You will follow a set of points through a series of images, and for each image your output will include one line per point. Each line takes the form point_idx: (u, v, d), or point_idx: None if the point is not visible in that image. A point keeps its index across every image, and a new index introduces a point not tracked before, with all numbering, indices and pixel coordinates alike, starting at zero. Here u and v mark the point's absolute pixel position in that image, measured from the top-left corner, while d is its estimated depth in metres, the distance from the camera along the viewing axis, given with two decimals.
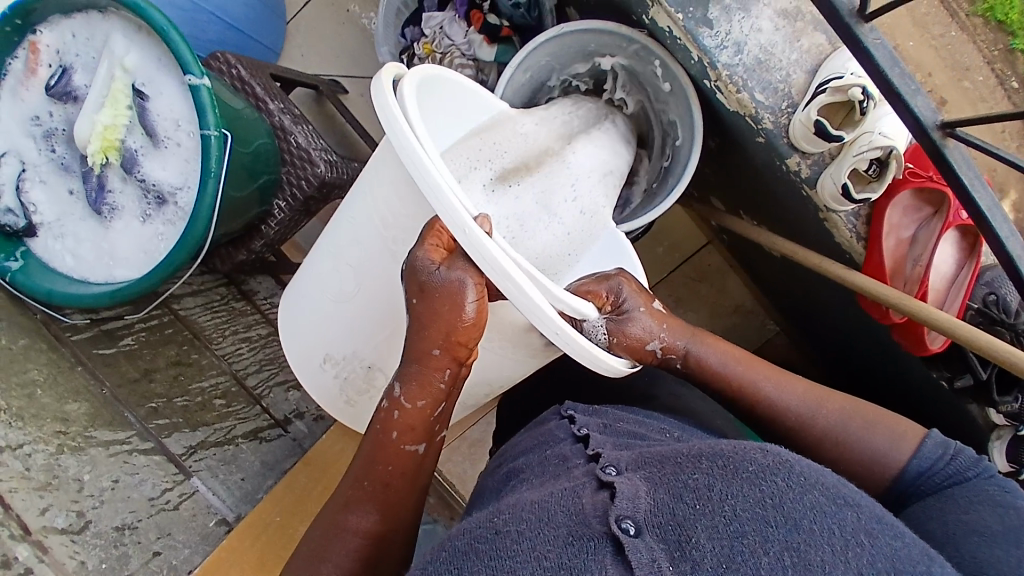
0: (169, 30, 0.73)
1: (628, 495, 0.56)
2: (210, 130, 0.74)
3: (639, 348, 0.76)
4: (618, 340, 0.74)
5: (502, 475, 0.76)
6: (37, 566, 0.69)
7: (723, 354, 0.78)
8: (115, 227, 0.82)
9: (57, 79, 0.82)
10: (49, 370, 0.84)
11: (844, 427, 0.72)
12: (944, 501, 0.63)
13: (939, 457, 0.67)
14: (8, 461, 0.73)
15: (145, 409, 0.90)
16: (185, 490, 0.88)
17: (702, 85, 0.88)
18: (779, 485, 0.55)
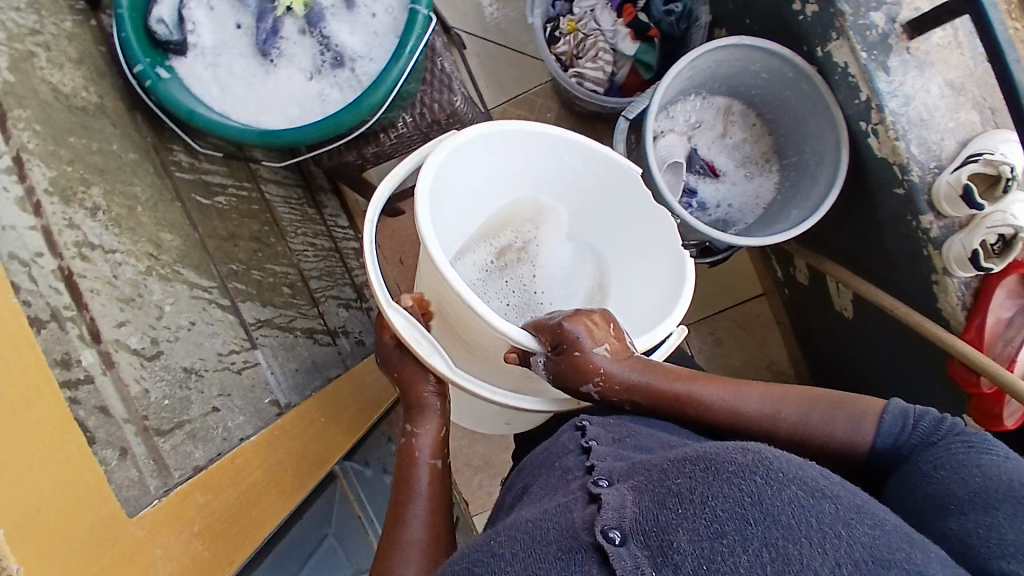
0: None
1: (614, 506, 0.52)
2: (421, 8, 0.76)
3: (575, 380, 0.75)
4: (561, 371, 0.75)
5: (518, 492, 0.71)
6: (100, 377, 0.61)
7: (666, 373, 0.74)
8: (277, 76, 0.80)
9: None
10: (152, 193, 0.80)
11: (804, 421, 0.69)
12: (914, 464, 0.60)
13: (902, 429, 0.63)
14: (98, 262, 0.67)
15: (226, 268, 0.87)
16: (248, 358, 0.83)
17: (855, 127, 0.93)
18: (758, 482, 0.47)
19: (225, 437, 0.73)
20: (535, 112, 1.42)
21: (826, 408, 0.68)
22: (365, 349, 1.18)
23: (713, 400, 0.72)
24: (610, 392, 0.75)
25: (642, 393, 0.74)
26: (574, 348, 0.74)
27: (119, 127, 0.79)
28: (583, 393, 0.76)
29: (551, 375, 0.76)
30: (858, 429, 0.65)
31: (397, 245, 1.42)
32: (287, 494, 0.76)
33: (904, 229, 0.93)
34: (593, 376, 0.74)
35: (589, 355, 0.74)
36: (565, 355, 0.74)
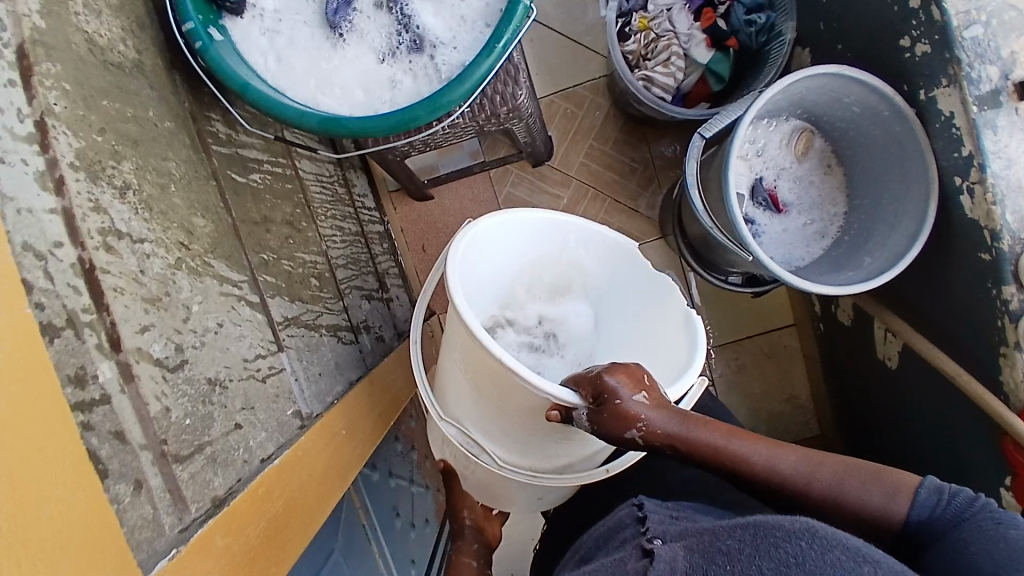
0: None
1: (665, 559, 0.53)
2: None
3: (617, 428, 0.66)
4: (599, 425, 0.67)
5: (576, 562, 0.70)
6: (118, 396, 0.53)
7: (714, 431, 0.68)
8: (345, 53, 0.73)
9: None
10: (187, 169, 0.70)
11: (839, 486, 0.65)
12: (954, 554, 0.59)
13: (937, 503, 0.62)
14: (124, 254, 0.57)
15: (258, 258, 0.79)
16: (274, 364, 0.75)
17: (947, 181, 0.86)
18: (803, 547, 0.48)
19: (247, 457, 0.66)
20: (585, 105, 1.33)
21: (850, 472, 0.65)
22: (384, 345, 1.11)
23: (747, 456, 0.67)
24: (653, 441, 0.68)
25: (679, 445, 0.68)
26: (614, 395, 0.66)
27: (157, 90, 0.69)
28: (625, 441, 0.67)
29: (584, 425, 0.68)
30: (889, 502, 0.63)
31: (420, 230, 1.33)
32: (308, 520, 0.70)
33: (978, 296, 0.87)
34: (637, 423, 0.66)
35: (632, 404, 0.66)
36: (608, 408, 0.66)
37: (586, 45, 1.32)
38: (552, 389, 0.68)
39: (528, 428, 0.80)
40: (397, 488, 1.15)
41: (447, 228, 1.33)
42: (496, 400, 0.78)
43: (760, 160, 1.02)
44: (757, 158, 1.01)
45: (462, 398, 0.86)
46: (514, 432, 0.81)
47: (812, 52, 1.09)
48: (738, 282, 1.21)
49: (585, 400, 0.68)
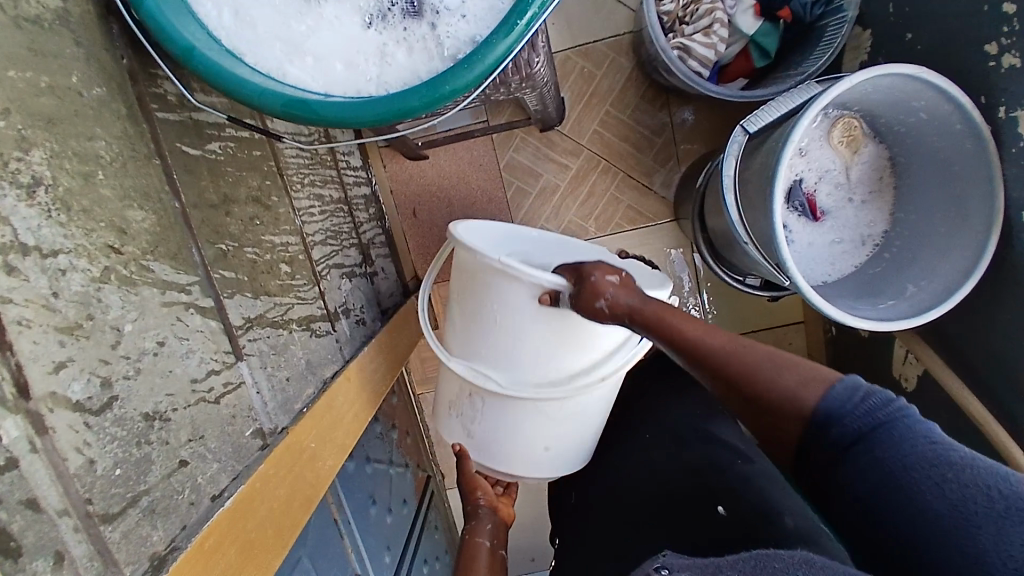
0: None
1: None
2: None
3: (589, 303, 0.73)
4: (586, 297, 0.73)
5: None
6: (27, 457, 0.44)
7: (687, 319, 0.70)
8: (323, 12, 0.60)
9: None
10: (122, 149, 0.57)
11: (769, 370, 0.62)
12: (862, 457, 0.54)
13: (849, 400, 0.57)
14: (31, 275, 0.46)
15: (215, 250, 0.67)
16: (231, 379, 0.65)
17: (1013, 215, 0.76)
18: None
19: (194, 496, 0.58)
20: (605, 64, 1.18)
21: (788, 365, 0.62)
22: (364, 329, 1.01)
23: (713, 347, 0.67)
24: (616, 312, 0.72)
25: (641, 321, 0.72)
26: (592, 271, 0.74)
27: (85, 46, 0.55)
28: (597, 312, 0.73)
29: (574, 302, 0.75)
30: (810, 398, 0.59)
31: (411, 192, 1.22)
32: (265, 565, 0.61)
33: (1018, 343, 0.79)
34: (604, 295, 0.72)
35: (605, 282, 0.73)
36: (587, 284, 0.73)
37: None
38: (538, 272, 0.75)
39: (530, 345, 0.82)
40: (373, 473, 1.09)
41: (443, 193, 1.22)
42: (495, 323, 0.83)
43: (802, 155, 0.90)
44: (799, 152, 0.89)
45: (466, 338, 0.88)
46: (518, 354, 0.84)
47: (874, 33, 0.95)
48: (754, 284, 1.11)
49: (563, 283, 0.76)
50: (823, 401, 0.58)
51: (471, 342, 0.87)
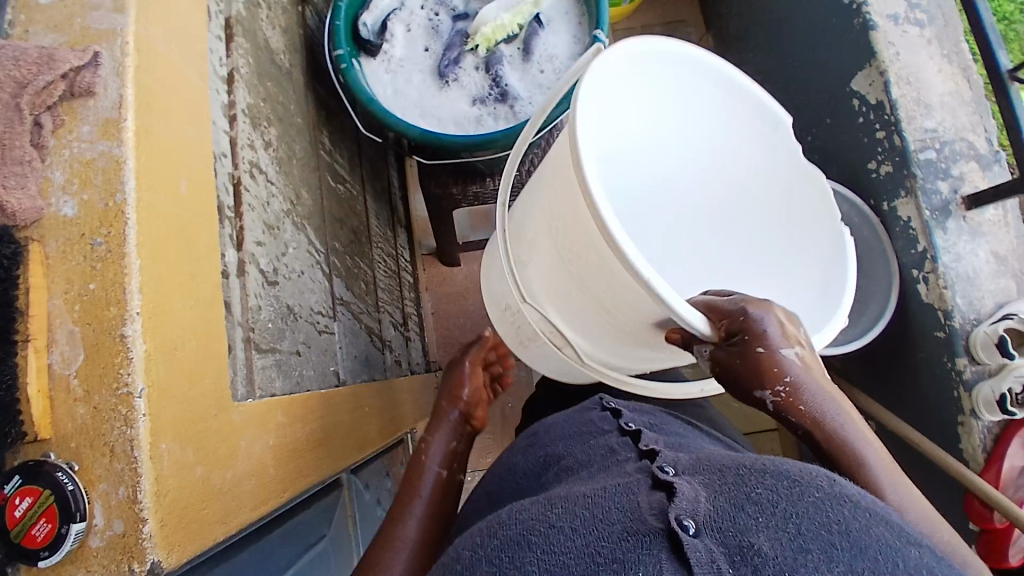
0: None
1: (688, 496, 0.46)
2: None
3: (746, 379, 0.56)
4: (741, 371, 0.56)
5: (540, 458, 0.75)
6: (233, 277, 0.64)
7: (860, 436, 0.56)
8: (446, 95, 0.91)
9: None
10: (304, 155, 0.88)
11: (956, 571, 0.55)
12: None
13: None
14: (259, 185, 0.72)
15: (330, 244, 0.93)
16: (327, 326, 0.87)
17: (907, 274, 1.03)
18: (847, 511, 0.43)
19: (299, 383, 0.74)
20: None
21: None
22: (400, 371, 1.22)
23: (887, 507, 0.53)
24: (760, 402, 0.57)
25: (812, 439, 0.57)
26: (757, 342, 0.54)
27: (297, 95, 0.89)
28: (755, 402, 0.58)
29: (712, 370, 0.58)
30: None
31: (443, 291, 1.52)
32: (333, 456, 0.78)
33: (938, 371, 1.00)
34: (776, 384, 0.55)
35: (779, 366, 0.55)
36: (742, 353, 0.55)
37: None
38: (678, 304, 0.55)
39: (635, 325, 0.69)
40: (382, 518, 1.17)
41: (469, 292, 1.52)
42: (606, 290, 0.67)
43: None
44: None
45: (547, 270, 0.76)
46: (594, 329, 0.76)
47: None
48: None
49: (716, 334, 0.57)
50: None
51: (553, 283, 0.76)
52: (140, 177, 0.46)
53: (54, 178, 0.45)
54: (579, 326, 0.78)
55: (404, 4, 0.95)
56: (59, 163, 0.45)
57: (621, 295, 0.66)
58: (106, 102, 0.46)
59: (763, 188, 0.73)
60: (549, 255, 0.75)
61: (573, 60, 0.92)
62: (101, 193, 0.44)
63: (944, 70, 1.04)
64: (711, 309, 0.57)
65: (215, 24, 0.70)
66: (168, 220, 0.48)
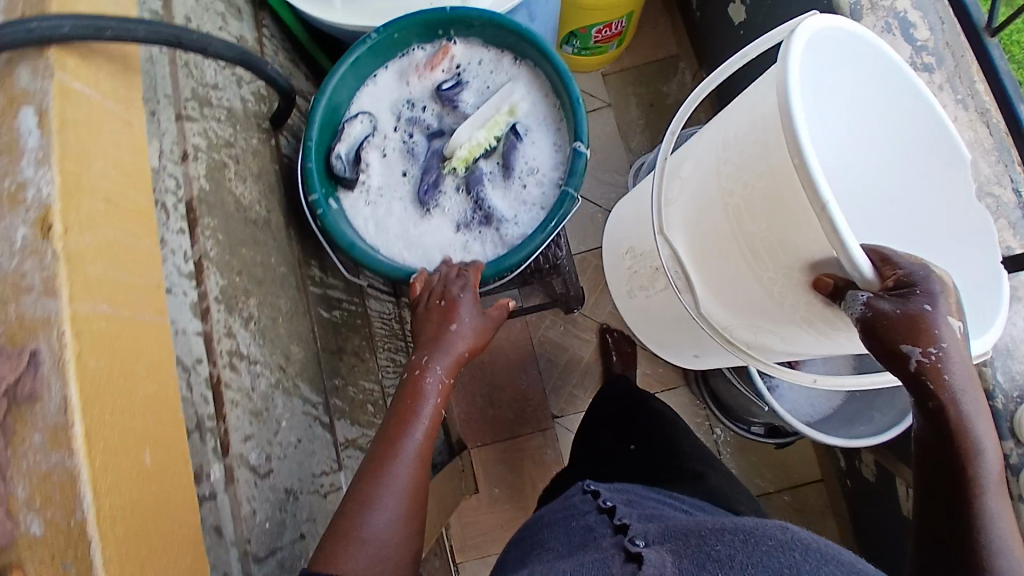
0: (579, 105, 0.84)
1: (654, 564, 0.55)
2: (571, 191, 0.82)
3: (918, 329, 0.59)
4: (899, 322, 0.60)
5: (523, 549, 0.73)
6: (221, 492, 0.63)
7: (986, 423, 0.59)
8: (429, 223, 0.87)
9: (450, 87, 0.90)
10: (290, 306, 0.85)
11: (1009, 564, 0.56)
12: None
13: None
14: (242, 373, 0.70)
15: (329, 383, 0.90)
16: (334, 481, 0.84)
17: None
18: (795, 558, 0.53)
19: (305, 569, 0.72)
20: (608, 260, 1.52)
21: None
22: None
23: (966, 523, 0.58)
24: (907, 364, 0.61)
25: (937, 407, 0.60)
26: (925, 299, 0.60)
27: (278, 242, 0.87)
28: (898, 358, 0.61)
29: (863, 325, 0.62)
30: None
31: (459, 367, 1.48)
32: None
33: None
34: (935, 342, 0.59)
35: (935, 339, 0.59)
36: (910, 307, 0.60)
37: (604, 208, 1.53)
38: (858, 251, 0.60)
39: (778, 276, 0.75)
40: None
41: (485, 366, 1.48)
42: (749, 227, 0.76)
43: None
44: None
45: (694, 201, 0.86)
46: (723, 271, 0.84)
47: None
48: (761, 433, 1.30)
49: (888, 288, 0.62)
50: None
51: (697, 221, 0.86)
52: (96, 484, 0.44)
53: (18, 494, 0.44)
54: (706, 266, 0.87)
55: (377, 128, 0.91)
56: (19, 477, 0.44)
57: (765, 243, 0.74)
58: (52, 407, 0.44)
59: (917, 154, 0.79)
60: (696, 187, 0.86)
61: (556, 172, 0.87)
62: (62, 510, 0.43)
63: (960, 118, 0.96)
64: (883, 261, 0.63)
65: (176, 218, 0.67)
66: (130, 502, 0.47)
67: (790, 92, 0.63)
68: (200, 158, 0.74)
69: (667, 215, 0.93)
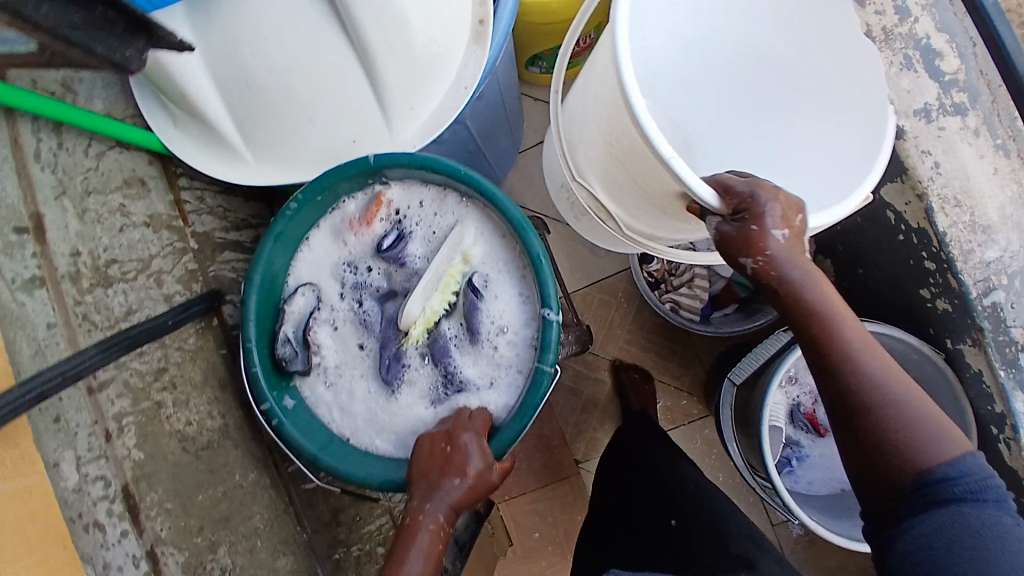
0: (542, 260, 0.71)
1: None
2: (547, 368, 0.69)
3: (750, 244, 0.60)
4: (739, 239, 0.60)
5: None
6: None
7: (829, 294, 0.59)
8: (398, 403, 0.78)
9: (392, 242, 0.78)
10: (269, 514, 0.80)
11: (912, 432, 0.55)
12: None
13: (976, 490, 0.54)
14: None
15: (331, 564, 0.84)
16: None
17: (985, 429, 0.85)
18: None
19: None
20: (611, 292, 1.40)
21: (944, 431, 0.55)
22: None
23: (863, 363, 0.57)
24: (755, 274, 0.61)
25: (796, 307, 0.59)
26: (753, 221, 0.59)
27: (243, 446, 0.81)
28: (738, 267, 0.61)
29: (717, 242, 0.63)
30: (955, 436, 0.56)
31: None
32: None
33: None
34: (761, 253, 0.59)
35: (768, 238, 0.59)
36: (742, 226, 0.60)
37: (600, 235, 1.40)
38: (690, 178, 0.63)
39: (665, 198, 0.81)
40: None
41: None
42: (628, 160, 0.82)
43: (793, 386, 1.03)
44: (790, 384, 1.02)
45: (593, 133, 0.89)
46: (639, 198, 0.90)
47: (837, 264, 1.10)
48: None
49: (724, 206, 0.63)
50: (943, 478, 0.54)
51: (595, 158, 0.92)
52: None
53: None
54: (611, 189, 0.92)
55: (322, 299, 0.80)
56: None
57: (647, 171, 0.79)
58: None
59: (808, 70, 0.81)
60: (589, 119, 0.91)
61: (528, 328, 0.75)
62: None
63: (1002, 170, 0.78)
64: (725, 191, 0.63)
65: (116, 520, 0.64)
66: None
67: (620, 44, 0.69)
68: (128, 426, 0.68)
69: (578, 161, 0.97)
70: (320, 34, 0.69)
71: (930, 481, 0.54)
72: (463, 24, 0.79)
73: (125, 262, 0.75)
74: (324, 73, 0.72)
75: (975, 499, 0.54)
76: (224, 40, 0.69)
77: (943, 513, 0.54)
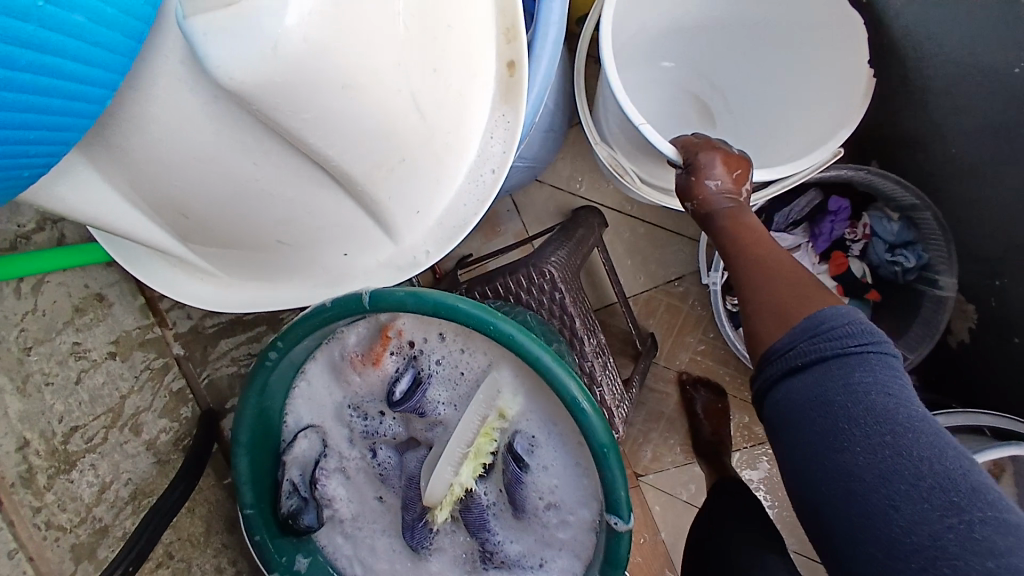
0: (609, 454, 0.52)
1: None
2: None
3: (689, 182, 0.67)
4: (682, 185, 0.68)
5: None
6: None
7: (750, 226, 0.64)
8: (428, 568, 0.65)
9: (406, 393, 0.60)
10: None
11: (781, 303, 0.56)
12: (828, 503, 0.49)
13: (836, 342, 0.52)
14: None
15: None
16: None
17: None
18: None
19: None
20: (681, 295, 1.16)
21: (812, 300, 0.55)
22: None
23: (758, 256, 0.61)
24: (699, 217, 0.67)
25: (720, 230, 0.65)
26: (695, 171, 0.66)
27: None
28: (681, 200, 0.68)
29: (677, 193, 0.70)
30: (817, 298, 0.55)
31: None
32: None
33: None
34: (698, 186, 0.66)
35: (707, 187, 0.65)
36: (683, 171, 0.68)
37: (669, 227, 1.15)
38: (656, 140, 0.67)
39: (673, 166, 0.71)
40: None
41: None
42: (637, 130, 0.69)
43: None
44: None
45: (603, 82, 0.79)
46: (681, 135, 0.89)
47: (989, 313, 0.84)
48: None
49: (679, 158, 0.68)
50: (802, 331, 0.54)
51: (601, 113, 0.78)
52: None
53: None
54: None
55: (329, 444, 0.66)
56: None
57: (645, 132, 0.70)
58: None
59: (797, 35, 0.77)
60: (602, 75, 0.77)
61: (583, 505, 0.59)
62: None
63: None
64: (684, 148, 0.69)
65: None
66: None
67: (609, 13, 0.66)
68: None
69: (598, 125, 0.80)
70: (274, 162, 0.49)
71: (793, 359, 0.53)
72: (487, 78, 0.56)
73: (88, 426, 0.64)
74: (290, 201, 0.52)
75: (857, 390, 0.49)
76: (146, 174, 0.50)
77: (823, 413, 0.50)
